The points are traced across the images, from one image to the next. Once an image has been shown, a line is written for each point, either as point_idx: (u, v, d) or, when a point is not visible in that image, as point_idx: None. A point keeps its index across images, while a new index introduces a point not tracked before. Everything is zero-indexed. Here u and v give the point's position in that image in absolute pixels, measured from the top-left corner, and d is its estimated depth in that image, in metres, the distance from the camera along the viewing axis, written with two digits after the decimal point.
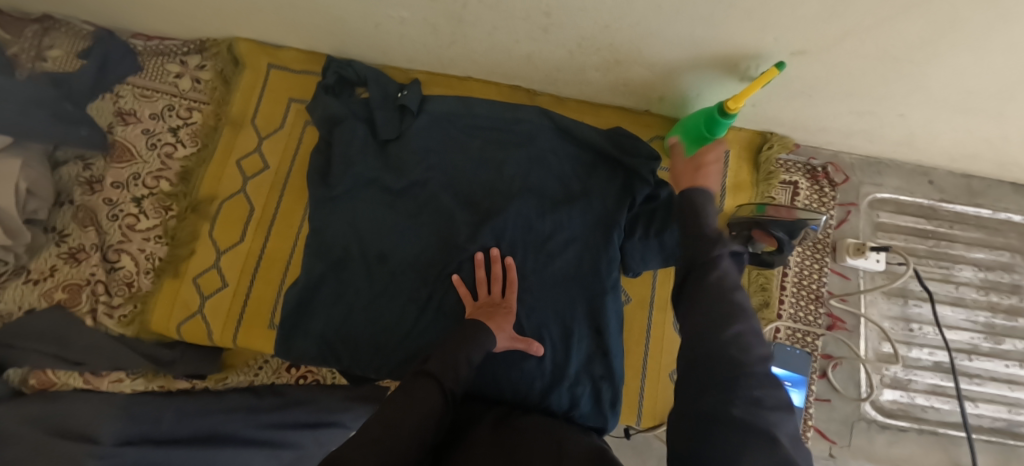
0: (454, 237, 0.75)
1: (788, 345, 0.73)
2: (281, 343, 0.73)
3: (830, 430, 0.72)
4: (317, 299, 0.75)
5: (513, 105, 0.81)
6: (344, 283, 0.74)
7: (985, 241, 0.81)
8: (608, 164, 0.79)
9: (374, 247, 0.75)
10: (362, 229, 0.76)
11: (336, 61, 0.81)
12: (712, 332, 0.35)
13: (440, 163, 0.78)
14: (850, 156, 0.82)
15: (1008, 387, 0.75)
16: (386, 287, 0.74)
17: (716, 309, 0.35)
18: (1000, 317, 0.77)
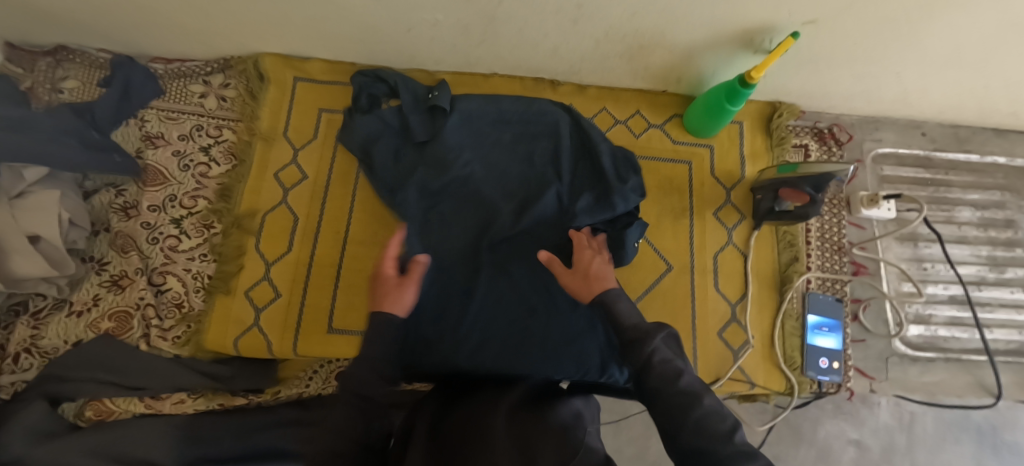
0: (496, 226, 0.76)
1: (820, 293, 0.79)
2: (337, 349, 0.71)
3: (869, 367, 0.78)
4: None
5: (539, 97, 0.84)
6: None
7: (978, 183, 0.89)
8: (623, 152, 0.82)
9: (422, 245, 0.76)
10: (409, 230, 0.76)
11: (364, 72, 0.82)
12: (676, 410, 0.41)
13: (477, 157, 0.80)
14: (850, 117, 0.89)
15: (1016, 311, 0.83)
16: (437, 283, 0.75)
17: (671, 389, 0.42)
18: (1000, 250, 0.85)
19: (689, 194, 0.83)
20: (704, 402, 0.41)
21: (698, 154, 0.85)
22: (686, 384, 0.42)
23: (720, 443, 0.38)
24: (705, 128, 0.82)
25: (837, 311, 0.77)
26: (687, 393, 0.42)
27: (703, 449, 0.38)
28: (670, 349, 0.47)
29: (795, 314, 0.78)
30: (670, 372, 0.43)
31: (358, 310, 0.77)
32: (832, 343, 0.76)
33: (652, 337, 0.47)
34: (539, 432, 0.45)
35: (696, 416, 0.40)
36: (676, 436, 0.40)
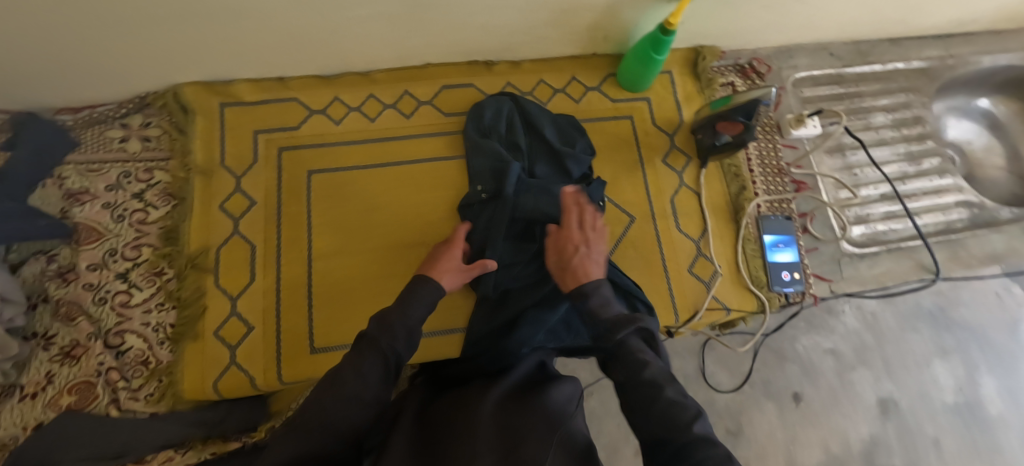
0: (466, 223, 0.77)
1: (771, 214, 0.84)
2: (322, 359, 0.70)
3: (825, 271, 0.84)
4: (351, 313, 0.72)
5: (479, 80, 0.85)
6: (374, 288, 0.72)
7: (885, 89, 0.98)
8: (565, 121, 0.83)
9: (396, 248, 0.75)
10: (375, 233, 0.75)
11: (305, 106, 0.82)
12: (645, 394, 0.47)
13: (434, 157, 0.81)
14: (766, 50, 0.95)
15: (938, 195, 0.92)
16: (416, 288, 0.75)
17: (640, 375, 0.49)
18: (914, 144, 0.95)
19: (637, 146, 0.87)
20: (665, 391, 0.47)
21: (637, 107, 0.89)
22: (649, 371, 0.49)
23: (679, 431, 0.44)
24: (639, 81, 0.85)
25: (788, 227, 0.83)
26: (653, 381, 0.48)
27: (663, 435, 0.45)
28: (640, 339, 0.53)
29: (752, 238, 0.83)
30: (637, 363, 0.50)
31: (341, 323, 0.75)
32: (789, 257, 0.82)
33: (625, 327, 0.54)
34: (523, 418, 0.48)
35: (659, 405, 0.46)
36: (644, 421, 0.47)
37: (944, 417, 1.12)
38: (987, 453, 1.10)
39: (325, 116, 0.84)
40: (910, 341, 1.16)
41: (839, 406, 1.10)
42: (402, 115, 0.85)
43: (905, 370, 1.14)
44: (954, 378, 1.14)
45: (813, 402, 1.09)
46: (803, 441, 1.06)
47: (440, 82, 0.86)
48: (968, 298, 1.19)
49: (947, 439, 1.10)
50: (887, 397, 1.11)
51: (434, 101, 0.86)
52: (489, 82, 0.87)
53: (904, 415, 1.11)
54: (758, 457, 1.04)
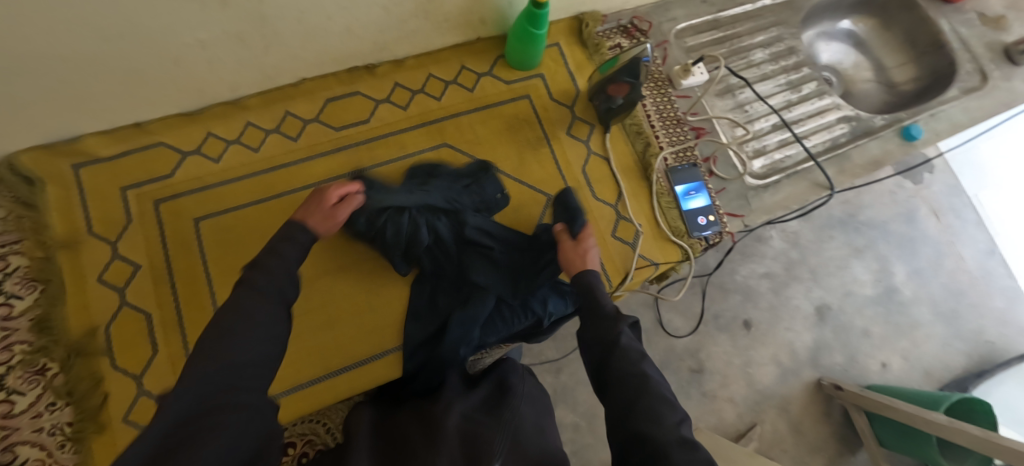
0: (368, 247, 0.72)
1: (678, 165, 0.87)
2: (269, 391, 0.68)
3: (735, 208, 0.88)
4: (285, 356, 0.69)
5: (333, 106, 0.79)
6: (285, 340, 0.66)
7: (758, 26, 1.03)
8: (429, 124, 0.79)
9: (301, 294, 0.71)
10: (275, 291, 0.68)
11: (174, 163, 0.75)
12: (632, 390, 0.47)
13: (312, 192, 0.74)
14: (644, 7, 0.97)
15: (821, 116, 0.99)
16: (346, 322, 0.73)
17: (633, 369, 0.49)
18: (792, 73, 1.02)
19: (540, 124, 0.86)
20: (654, 392, 0.46)
21: (532, 85, 0.88)
22: (643, 370, 0.48)
23: (663, 429, 0.41)
24: (527, 58, 0.84)
25: (695, 174, 0.87)
26: (644, 377, 0.48)
27: (644, 434, 0.42)
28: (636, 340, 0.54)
29: (665, 191, 0.86)
30: (629, 359, 0.50)
31: None
32: (702, 202, 0.85)
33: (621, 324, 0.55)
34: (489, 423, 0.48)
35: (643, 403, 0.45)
36: (627, 419, 0.44)
37: (870, 308, 1.23)
38: (909, 331, 1.23)
39: (201, 156, 0.76)
40: (830, 249, 1.26)
41: (782, 320, 1.19)
42: (288, 139, 0.79)
43: (830, 275, 1.24)
44: (872, 273, 1.26)
45: (761, 324, 1.17)
46: (757, 360, 1.14)
47: (322, 96, 0.81)
48: (871, 200, 1.32)
49: (875, 326, 1.22)
50: (821, 304, 1.22)
51: (320, 118, 0.81)
52: (375, 87, 0.83)
53: (838, 316, 1.21)
54: (721, 387, 1.11)
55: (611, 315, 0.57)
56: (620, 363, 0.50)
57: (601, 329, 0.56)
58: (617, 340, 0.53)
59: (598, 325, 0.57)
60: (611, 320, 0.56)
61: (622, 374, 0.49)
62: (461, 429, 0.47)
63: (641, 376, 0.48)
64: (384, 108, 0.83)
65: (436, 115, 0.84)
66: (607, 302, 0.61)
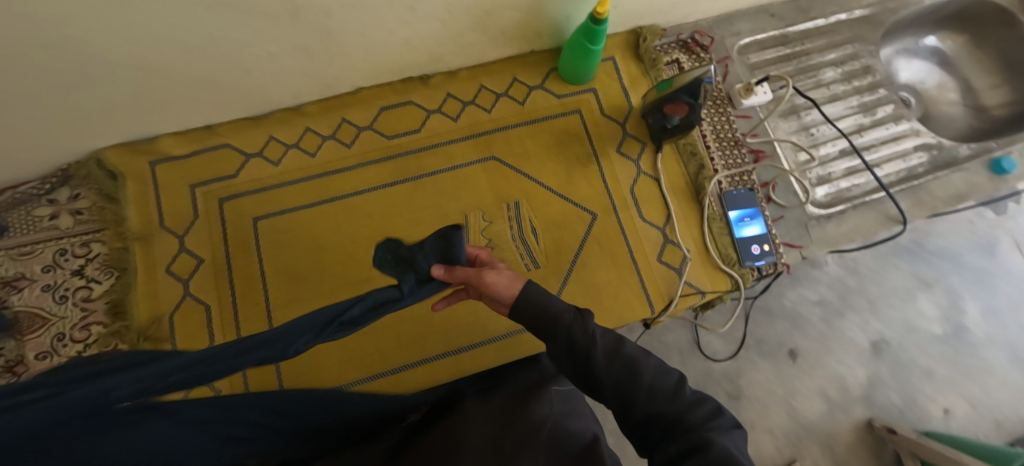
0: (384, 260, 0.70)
1: (733, 189, 0.83)
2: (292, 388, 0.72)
3: (794, 238, 0.83)
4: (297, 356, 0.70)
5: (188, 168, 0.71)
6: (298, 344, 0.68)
7: (831, 43, 0.96)
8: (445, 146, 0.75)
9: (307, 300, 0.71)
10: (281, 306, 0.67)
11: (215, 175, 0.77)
12: (627, 378, 0.45)
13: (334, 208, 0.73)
14: (706, 21, 0.93)
15: (896, 143, 0.91)
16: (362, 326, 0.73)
17: (618, 360, 0.46)
18: (866, 95, 0.94)
19: (589, 140, 0.84)
20: (647, 367, 0.46)
21: (584, 100, 0.87)
22: (626, 355, 0.46)
23: (670, 401, 0.45)
24: (581, 73, 0.82)
25: (751, 200, 0.82)
26: (633, 361, 0.46)
27: (658, 412, 0.44)
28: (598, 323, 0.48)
29: (717, 216, 0.82)
30: (610, 350, 0.47)
31: (306, 373, 0.73)
32: (757, 229, 0.81)
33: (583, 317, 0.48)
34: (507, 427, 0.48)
35: (647, 384, 0.45)
36: (633, 408, 0.45)
37: (933, 347, 1.13)
38: (976, 373, 1.12)
39: (262, 159, 0.80)
40: (894, 280, 1.16)
41: (830, 352, 1.11)
42: (342, 145, 0.82)
43: (890, 307, 1.14)
44: (940, 310, 1.15)
45: (809, 355, 1.09)
46: (801, 392, 1.07)
47: (377, 105, 0.83)
48: (946, 229, 1.20)
49: (938, 366, 1.12)
50: (877, 340, 1.12)
51: (374, 126, 0.83)
52: (428, 97, 0.84)
53: (896, 351, 1.12)
54: (761, 416, 1.05)
55: (570, 319, 0.47)
56: (608, 360, 0.46)
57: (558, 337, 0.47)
58: (587, 341, 0.47)
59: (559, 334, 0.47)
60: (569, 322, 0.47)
61: (613, 370, 0.46)
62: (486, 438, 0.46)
63: (629, 363, 0.46)
64: (435, 118, 0.84)
65: (485, 127, 0.84)
66: (561, 304, 0.48)
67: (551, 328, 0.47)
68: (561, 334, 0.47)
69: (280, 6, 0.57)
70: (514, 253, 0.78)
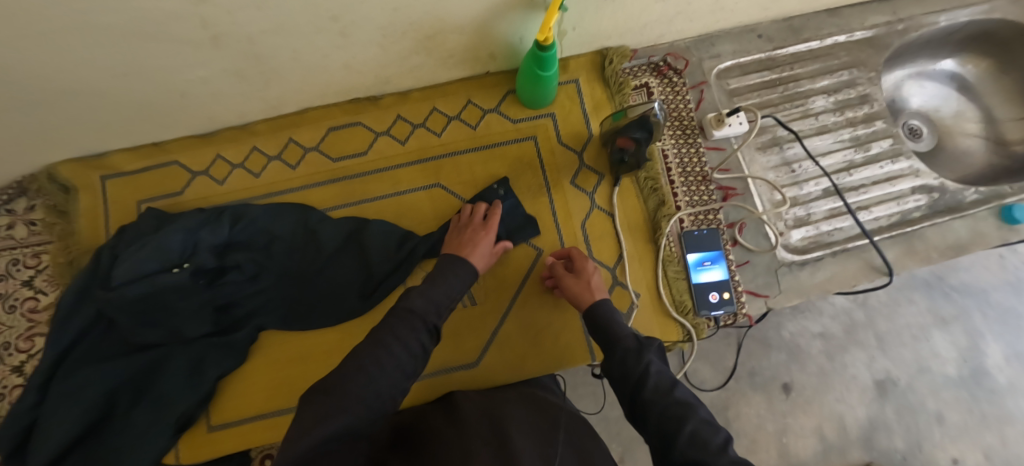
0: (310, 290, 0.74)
1: (695, 229, 0.76)
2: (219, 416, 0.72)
3: (761, 286, 0.76)
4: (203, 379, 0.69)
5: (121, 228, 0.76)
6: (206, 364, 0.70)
7: (825, 68, 0.88)
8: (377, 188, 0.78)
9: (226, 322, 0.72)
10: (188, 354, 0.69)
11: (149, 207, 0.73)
12: (670, 420, 0.45)
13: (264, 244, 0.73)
14: (683, 42, 0.86)
15: (890, 184, 0.82)
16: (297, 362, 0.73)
17: (666, 400, 0.47)
18: (861, 128, 0.85)
19: (542, 169, 0.80)
20: (695, 415, 0.45)
21: (542, 125, 0.82)
22: (676, 397, 0.47)
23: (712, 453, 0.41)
24: (537, 98, 0.77)
25: (714, 242, 0.75)
26: (681, 405, 0.46)
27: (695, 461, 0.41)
28: (660, 361, 0.53)
29: (675, 258, 0.76)
30: (659, 390, 0.48)
31: (237, 400, 0.72)
32: (718, 275, 0.74)
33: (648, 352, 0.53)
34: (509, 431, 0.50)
35: (688, 429, 0.44)
36: (670, 450, 0.43)
37: (947, 390, 1.00)
38: (994, 422, 0.99)
39: (208, 177, 0.80)
40: (907, 313, 1.03)
41: (830, 390, 0.99)
42: (288, 166, 0.80)
43: (901, 345, 1.02)
44: (958, 351, 1.02)
45: (804, 390, 0.98)
46: (795, 430, 0.96)
47: (325, 125, 0.81)
48: (968, 262, 1.08)
49: (951, 412, 0.99)
50: (883, 379, 1.00)
51: (321, 147, 0.81)
52: (378, 118, 0.81)
53: (905, 393, 0.99)
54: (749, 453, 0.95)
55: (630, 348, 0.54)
56: (650, 394, 0.48)
57: (618, 362, 0.53)
58: (644, 374, 0.50)
59: (622, 359, 0.53)
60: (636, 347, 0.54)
61: (656, 401, 0.47)
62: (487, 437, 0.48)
63: (676, 405, 0.46)
64: (383, 141, 0.81)
65: (435, 152, 0.81)
66: (628, 332, 0.57)
67: (612, 350, 0.55)
68: (623, 358, 0.54)
69: (196, 33, 0.55)
70: None
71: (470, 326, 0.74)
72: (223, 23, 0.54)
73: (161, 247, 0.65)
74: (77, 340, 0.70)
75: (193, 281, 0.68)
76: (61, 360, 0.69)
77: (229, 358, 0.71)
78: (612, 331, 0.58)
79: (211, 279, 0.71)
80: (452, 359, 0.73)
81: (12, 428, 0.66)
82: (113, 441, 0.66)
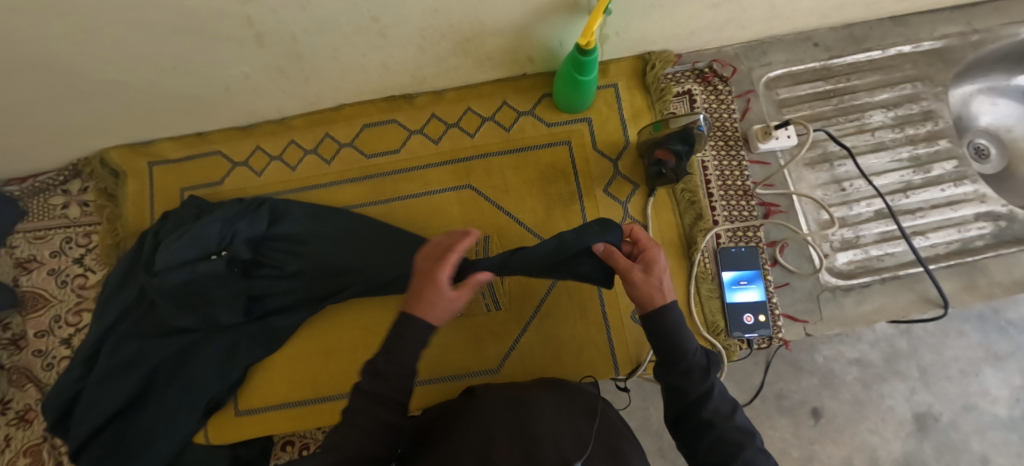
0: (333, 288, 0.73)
1: (732, 246, 0.73)
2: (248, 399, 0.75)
3: (800, 311, 0.72)
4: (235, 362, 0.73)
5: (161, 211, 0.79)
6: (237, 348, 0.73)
7: (885, 81, 0.82)
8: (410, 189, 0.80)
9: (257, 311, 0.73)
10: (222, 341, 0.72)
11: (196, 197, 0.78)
12: (725, 448, 0.43)
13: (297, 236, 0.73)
14: (731, 48, 0.82)
15: (951, 209, 0.76)
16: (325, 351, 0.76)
17: (725, 426, 0.44)
18: (922, 147, 0.79)
19: (575, 176, 0.78)
20: (754, 445, 0.44)
21: (577, 131, 0.80)
22: (738, 425, 0.44)
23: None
24: (574, 103, 0.75)
25: (753, 261, 0.72)
26: (741, 433, 0.44)
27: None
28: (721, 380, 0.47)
29: (709, 275, 0.73)
30: (719, 414, 0.45)
31: (264, 387, 0.75)
32: (755, 295, 0.71)
33: (710, 369, 0.47)
34: (530, 416, 0.48)
35: (745, 458, 0.43)
36: None
37: (995, 431, 0.81)
38: None
39: (248, 168, 0.82)
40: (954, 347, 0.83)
41: (864, 418, 0.82)
42: (323, 161, 0.82)
43: (946, 379, 0.82)
44: (1011, 389, 0.82)
45: (836, 418, 0.81)
46: (823, 460, 0.80)
47: (360, 122, 0.82)
48: None
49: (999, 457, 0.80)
50: (924, 412, 0.81)
51: (355, 143, 0.82)
52: (412, 117, 0.81)
53: (948, 430, 0.81)
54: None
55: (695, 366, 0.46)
56: (711, 419, 0.45)
57: (673, 373, 0.47)
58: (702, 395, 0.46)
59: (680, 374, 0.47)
60: (700, 366, 0.46)
61: (717, 428, 0.44)
62: (505, 426, 0.46)
63: (736, 436, 0.44)
64: (417, 140, 0.81)
65: (466, 154, 0.80)
66: (694, 345, 0.47)
67: (672, 361, 0.47)
68: (683, 372, 0.47)
69: (242, 31, 0.56)
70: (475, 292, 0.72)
71: (491, 333, 0.74)
72: (268, 21, 0.55)
73: (200, 235, 0.68)
74: (118, 321, 0.74)
75: (228, 271, 0.69)
76: (103, 339, 0.73)
77: (259, 345, 0.74)
78: (673, 343, 0.47)
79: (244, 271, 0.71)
80: (471, 364, 0.73)
81: (58, 400, 0.70)
82: (150, 416, 0.70)
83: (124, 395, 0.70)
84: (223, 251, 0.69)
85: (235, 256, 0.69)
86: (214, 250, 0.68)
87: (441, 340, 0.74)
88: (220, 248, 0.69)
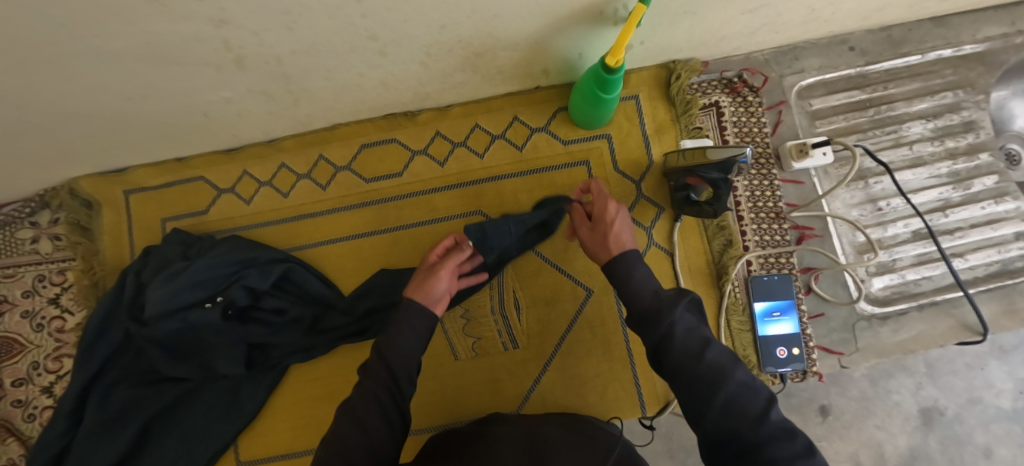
0: (333, 330, 0.68)
1: (764, 274, 0.69)
2: (249, 451, 0.70)
3: (835, 343, 0.70)
4: (238, 410, 0.69)
5: (143, 249, 0.73)
6: (240, 397, 0.69)
7: (923, 88, 0.76)
8: (415, 218, 0.73)
9: (256, 358, 0.68)
10: (223, 388, 0.68)
11: (181, 231, 0.72)
12: (702, 390, 0.39)
13: (295, 280, 0.69)
14: (761, 54, 0.75)
15: (991, 228, 0.72)
16: (329, 393, 0.71)
17: (691, 367, 0.40)
18: (962, 162, 0.74)
19: None
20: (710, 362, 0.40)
21: (596, 148, 0.73)
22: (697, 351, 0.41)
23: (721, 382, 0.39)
24: (593, 119, 0.68)
25: (788, 291, 0.67)
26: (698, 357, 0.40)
27: (729, 432, 0.37)
28: (690, 322, 0.43)
29: (740, 306, 0.69)
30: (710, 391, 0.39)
31: (265, 435, 0.70)
32: (789, 328, 0.67)
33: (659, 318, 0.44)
34: (541, 448, 0.46)
35: (722, 397, 0.38)
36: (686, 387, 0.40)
37: (999, 423, 0.70)
38: None
39: (235, 195, 0.75)
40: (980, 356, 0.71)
41: (870, 413, 0.71)
42: (318, 187, 0.74)
43: (959, 384, 0.71)
44: (1015, 381, 0.71)
45: (844, 414, 0.70)
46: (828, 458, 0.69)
47: (357, 142, 0.74)
48: None
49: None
50: (929, 406, 0.71)
51: (352, 166, 0.74)
52: (416, 136, 0.74)
53: (952, 423, 0.70)
54: None
55: (643, 315, 0.44)
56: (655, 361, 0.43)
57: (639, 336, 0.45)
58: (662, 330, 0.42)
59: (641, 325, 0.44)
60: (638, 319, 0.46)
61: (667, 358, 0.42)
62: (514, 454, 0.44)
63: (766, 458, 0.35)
64: (420, 161, 0.74)
65: (475, 176, 0.73)
66: (649, 294, 0.45)
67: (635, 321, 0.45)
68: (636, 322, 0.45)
69: (217, 56, 0.49)
70: (491, 329, 0.69)
71: (509, 372, 0.69)
72: (249, 44, 0.47)
73: (196, 280, 0.63)
74: (103, 371, 0.67)
75: (224, 318, 0.65)
76: (86, 391, 0.66)
77: (259, 388, 0.69)
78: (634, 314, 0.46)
79: (241, 317, 0.67)
80: (489, 405, 0.69)
81: (41, 457, 0.64)
82: None
83: (116, 451, 0.64)
84: (218, 296, 0.65)
85: (233, 302, 0.65)
86: (208, 297, 0.65)
87: (455, 379, 0.70)
88: (215, 294, 0.65)
